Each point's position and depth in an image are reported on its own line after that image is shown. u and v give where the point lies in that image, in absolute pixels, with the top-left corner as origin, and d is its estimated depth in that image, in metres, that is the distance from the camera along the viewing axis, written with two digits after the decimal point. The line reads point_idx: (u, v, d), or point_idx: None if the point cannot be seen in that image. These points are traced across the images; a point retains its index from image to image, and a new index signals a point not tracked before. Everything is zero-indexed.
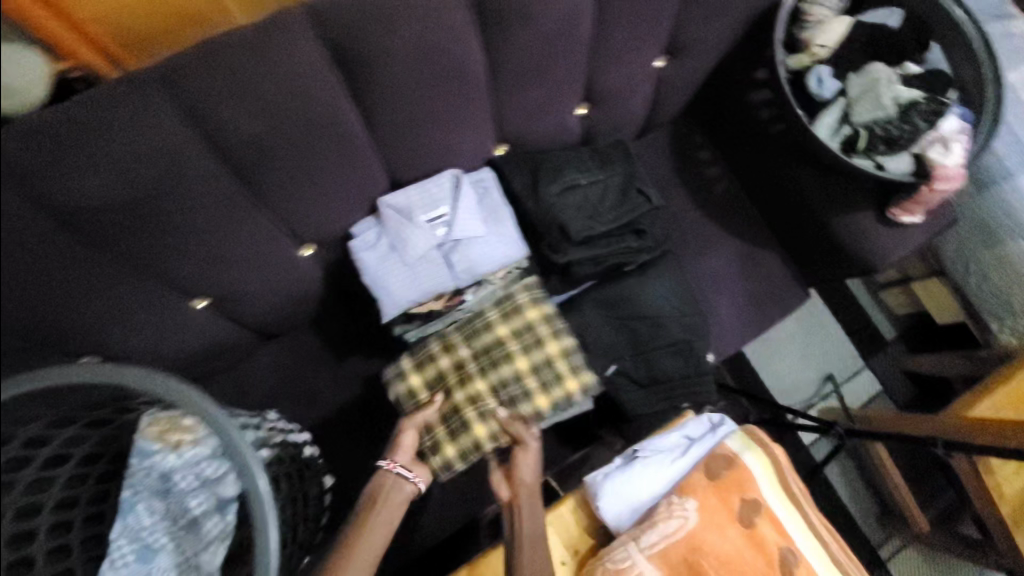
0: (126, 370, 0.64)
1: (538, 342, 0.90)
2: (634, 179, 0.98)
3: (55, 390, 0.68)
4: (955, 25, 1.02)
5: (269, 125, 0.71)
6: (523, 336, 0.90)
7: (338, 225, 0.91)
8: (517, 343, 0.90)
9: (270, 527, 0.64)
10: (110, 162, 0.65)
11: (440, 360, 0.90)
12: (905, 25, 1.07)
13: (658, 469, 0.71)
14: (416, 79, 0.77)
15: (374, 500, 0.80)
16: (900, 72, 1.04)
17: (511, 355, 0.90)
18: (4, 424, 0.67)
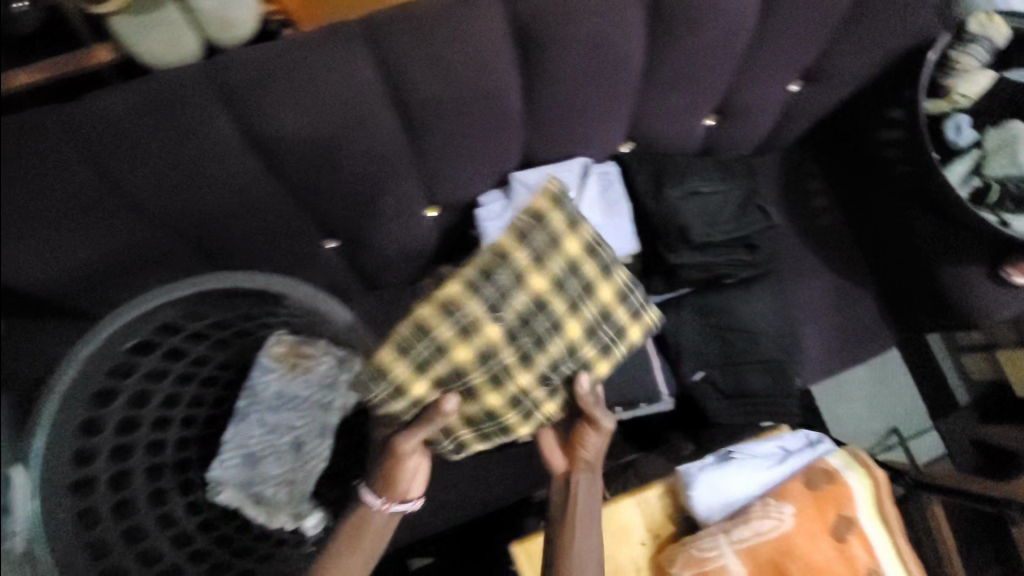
0: (301, 287, 0.73)
1: (586, 292, 0.68)
2: (753, 196, 1.00)
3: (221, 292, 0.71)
4: None
5: (443, 88, 0.76)
6: (564, 290, 0.65)
7: (468, 193, 0.96)
8: (563, 302, 0.65)
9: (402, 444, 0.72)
10: (314, 99, 0.72)
11: (455, 356, 0.61)
12: None
13: (752, 470, 0.73)
14: (580, 66, 0.81)
15: (363, 528, 0.70)
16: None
17: (551, 328, 0.65)
18: (179, 314, 0.70)
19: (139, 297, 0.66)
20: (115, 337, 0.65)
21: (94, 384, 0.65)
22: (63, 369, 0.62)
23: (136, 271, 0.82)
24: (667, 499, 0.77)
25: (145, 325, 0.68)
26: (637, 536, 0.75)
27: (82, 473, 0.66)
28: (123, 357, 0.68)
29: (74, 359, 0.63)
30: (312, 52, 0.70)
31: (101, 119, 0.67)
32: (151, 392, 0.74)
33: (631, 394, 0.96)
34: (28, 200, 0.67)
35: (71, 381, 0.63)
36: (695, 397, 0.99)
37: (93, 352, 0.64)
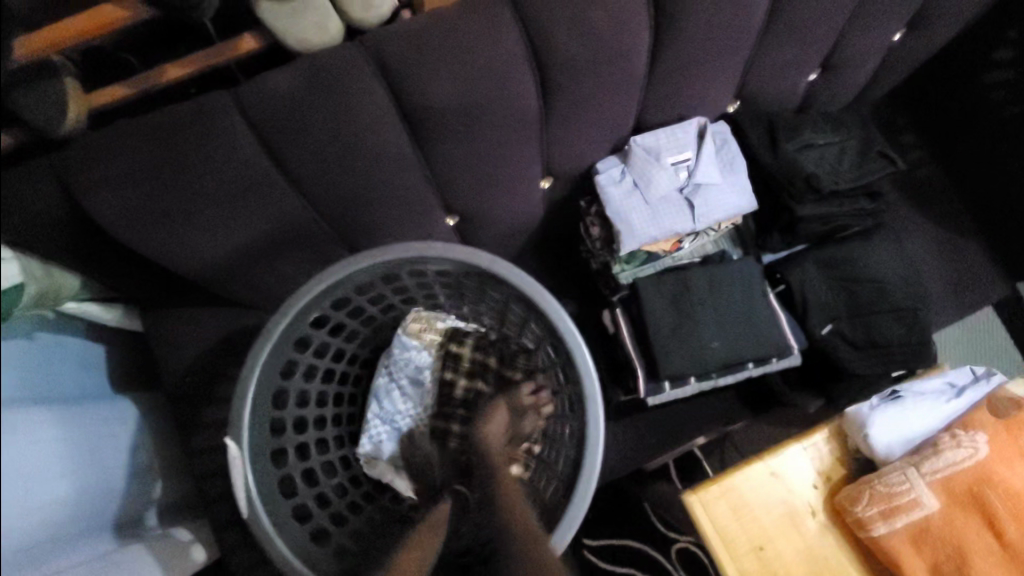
0: (481, 253, 0.74)
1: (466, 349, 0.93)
2: (872, 143, 0.99)
3: (396, 260, 0.74)
4: None
5: (580, 48, 0.78)
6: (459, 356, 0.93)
7: (581, 161, 0.97)
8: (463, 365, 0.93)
9: (598, 423, 0.72)
10: (464, 67, 0.74)
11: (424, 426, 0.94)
12: None
13: (928, 407, 0.72)
14: (706, 20, 0.82)
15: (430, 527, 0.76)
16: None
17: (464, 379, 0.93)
18: (348, 286, 0.74)
19: (306, 283, 0.71)
20: (302, 312, 0.72)
21: (281, 356, 0.73)
22: (261, 343, 0.70)
23: (292, 244, 0.88)
24: (834, 443, 0.77)
25: (321, 302, 0.73)
26: (810, 479, 0.74)
27: (277, 443, 0.75)
28: (306, 328, 0.74)
29: (271, 332, 0.70)
30: (460, 23, 0.73)
31: (274, 99, 0.71)
32: (317, 368, 0.84)
33: (764, 351, 0.95)
34: (204, 180, 0.74)
35: (267, 356, 0.70)
36: (826, 351, 0.98)
37: (282, 331, 0.71)
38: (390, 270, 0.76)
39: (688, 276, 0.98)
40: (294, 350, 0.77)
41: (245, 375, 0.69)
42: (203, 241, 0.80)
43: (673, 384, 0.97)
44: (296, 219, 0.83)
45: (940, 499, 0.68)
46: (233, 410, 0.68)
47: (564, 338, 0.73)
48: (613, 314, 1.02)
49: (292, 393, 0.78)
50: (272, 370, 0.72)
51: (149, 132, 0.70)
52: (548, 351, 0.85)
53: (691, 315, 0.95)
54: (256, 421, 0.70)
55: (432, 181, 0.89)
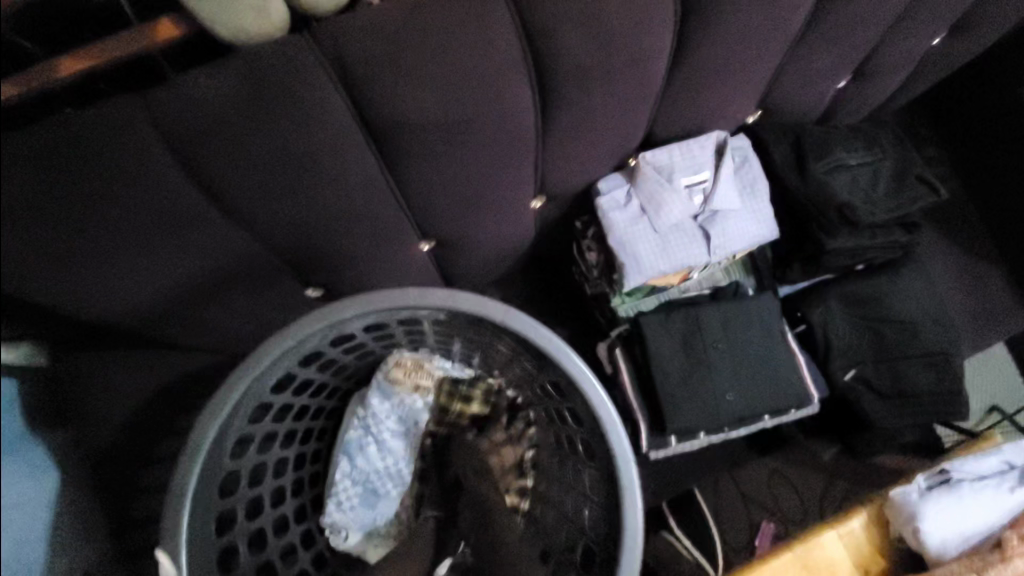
0: (490, 303, 0.57)
1: (465, 394, 0.88)
2: (908, 166, 0.87)
3: (386, 313, 0.59)
4: None
5: (592, 52, 0.63)
6: (454, 398, 0.88)
7: (582, 179, 0.83)
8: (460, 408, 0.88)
9: (634, 533, 0.56)
10: (447, 77, 0.59)
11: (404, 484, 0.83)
12: None
13: (986, 497, 0.61)
14: (739, 23, 0.68)
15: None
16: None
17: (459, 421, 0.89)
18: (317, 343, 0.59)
19: (263, 345, 0.55)
20: (258, 380, 0.57)
21: (228, 435, 0.57)
22: (206, 422, 0.54)
23: (235, 281, 0.72)
24: (873, 530, 0.66)
25: (283, 364, 0.59)
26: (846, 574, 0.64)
27: (226, 540, 0.61)
28: (264, 397, 0.59)
29: (219, 409, 0.54)
30: (441, 17, 0.57)
31: (197, 106, 0.54)
32: (279, 432, 0.70)
33: (781, 401, 0.85)
34: (122, 212, 0.57)
35: (214, 439, 0.55)
36: (849, 399, 0.88)
37: (232, 407, 0.55)
38: (376, 321, 0.62)
39: (699, 313, 0.86)
40: (252, 422, 0.63)
41: (182, 468, 0.53)
42: (128, 282, 0.63)
43: (680, 437, 0.85)
44: (239, 253, 0.68)
45: None
46: (165, 517, 0.53)
47: (600, 419, 0.56)
48: (613, 354, 0.90)
49: (246, 472, 0.64)
50: (217, 453, 0.56)
51: (37, 154, 0.52)
52: (558, 415, 0.73)
53: (702, 360, 0.84)
54: (198, 523, 0.55)
55: (402, 205, 0.74)
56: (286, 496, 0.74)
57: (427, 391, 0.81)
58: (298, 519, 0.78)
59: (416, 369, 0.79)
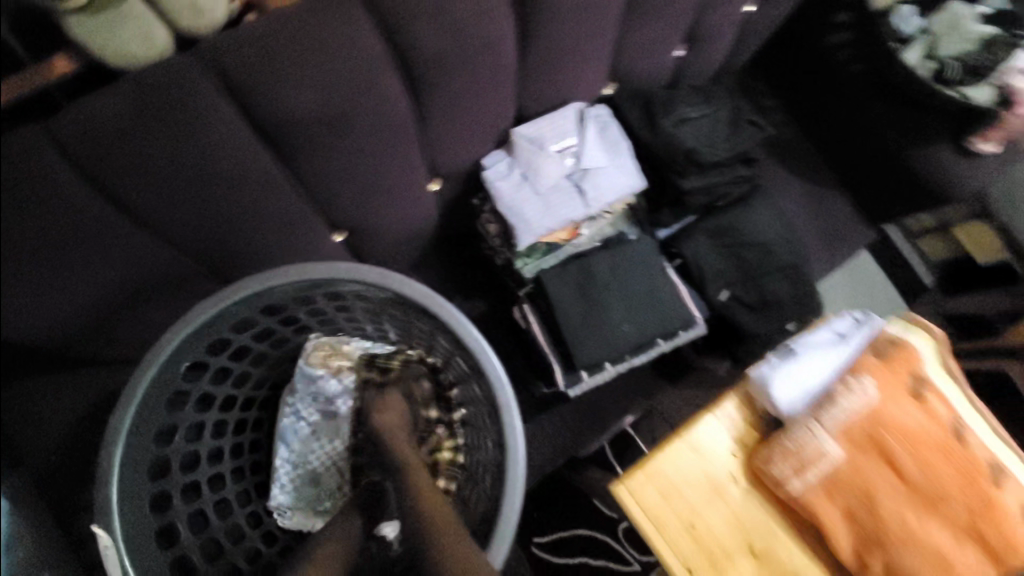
0: (397, 277, 0.67)
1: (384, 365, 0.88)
2: (740, 112, 1.03)
3: (295, 282, 0.65)
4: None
5: (447, 42, 0.73)
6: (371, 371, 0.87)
7: (468, 158, 0.94)
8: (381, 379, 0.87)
9: (518, 446, 0.69)
10: (320, 76, 0.68)
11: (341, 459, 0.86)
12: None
13: (819, 357, 0.75)
14: (570, 3, 0.80)
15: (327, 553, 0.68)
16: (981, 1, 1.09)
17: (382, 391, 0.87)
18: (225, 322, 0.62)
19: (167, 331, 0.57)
20: (168, 366, 0.59)
21: (152, 414, 0.59)
22: (125, 405, 0.56)
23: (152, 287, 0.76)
24: (745, 409, 0.79)
25: (199, 344, 0.61)
26: (725, 445, 0.77)
27: (162, 520, 0.62)
28: (180, 386, 0.62)
29: (133, 399, 0.56)
30: (305, 22, 0.66)
31: (86, 120, 0.60)
32: (204, 423, 0.71)
33: (668, 325, 0.98)
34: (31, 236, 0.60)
35: (133, 420, 0.56)
36: (725, 316, 1.03)
37: (145, 394, 0.58)
38: (290, 292, 0.66)
39: (588, 261, 0.98)
40: (171, 409, 0.64)
41: (106, 451, 0.54)
42: (55, 298, 0.66)
43: (589, 371, 0.97)
44: (151, 256, 0.73)
45: (843, 446, 0.70)
46: (97, 495, 0.55)
47: (472, 353, 0.70)
48: (523, 309, 1.01)
49: (176, 460, 0.65)
50: (143, 436, 0.59)
51: None
52: (458, 363, 0.79)
53: (597, 300, 0.96)
54: (130, 498, 0.57)
55: (307, 198, 0.82)
56: (226, 482, 0.76)
57: (350, 370, 0.85)
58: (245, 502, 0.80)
59: (335, 352, 0.84)
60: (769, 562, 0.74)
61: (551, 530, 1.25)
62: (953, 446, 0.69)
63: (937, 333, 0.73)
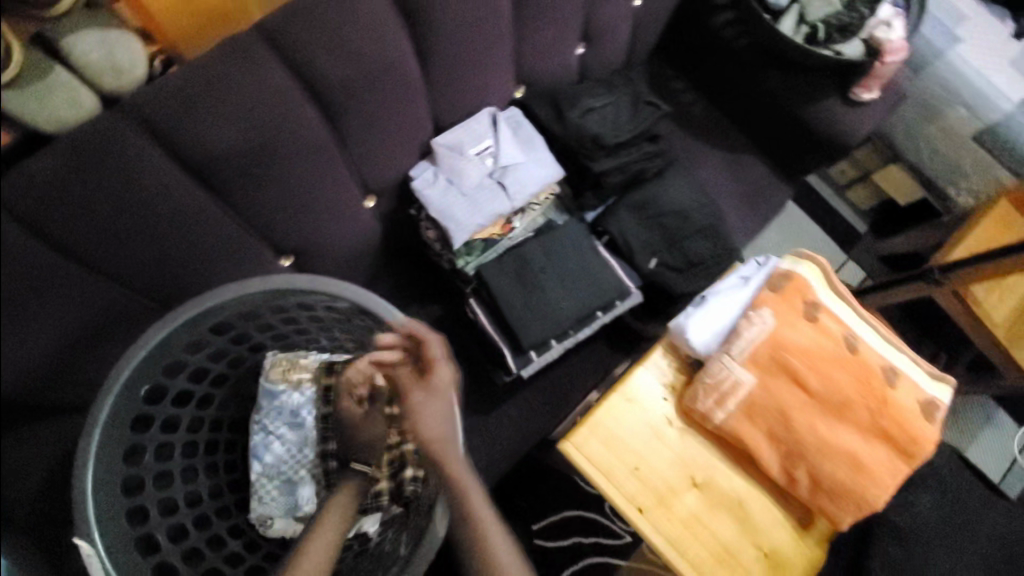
0: (337, 285, 0.75)
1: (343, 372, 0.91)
2: (640, 96, 1.13)
3: (240, 304, 0.72)
4: None
5: (349, 70, 0.82)
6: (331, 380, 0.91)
7: (396, 174, 1.02)
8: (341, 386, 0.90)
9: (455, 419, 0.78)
10: (235, 116, 0.76)
11: (314, 467, 0.92)
12: None
13: (726, 298, 0.82)
14: (458, 20, 0.89)
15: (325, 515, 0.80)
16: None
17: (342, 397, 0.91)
18: (176, 349, 0.70)
19: (121, 361, 0.65)
20: (127, 391, 0.67)
21: (117, 437, 0.67)
22: (94, 428, 0.64)
23: (107, 331, 0.80)
24: (671, 357, 0.87)
25: (153, 369, 0.69)
26: (657, 393, 0.85)
27: (141, 531, 0.71)
28: (142, 407, 0.69)
29: (98, 421, 0.64)
30: (217, 69, 0.73)
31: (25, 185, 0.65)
32: (173, 443, 0.79)
33: (604, 298, 1.06)
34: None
35: (99, 444, 0.64)
36: (658, 282, 1.11)
37: (108, 418, 0.65)
38: (239, 311, 0.74)
39: (523, 250, 1.06)
40: (135, 433, 0.72)
41: (78, 473, 0.62)
42: (23, 349, 0.70)
43: (537, 351, 1.05)
44: (107, 299, 0.78)
45: (754, 373, 0.78)
46: (75, 511, 0.63)
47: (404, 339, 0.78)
48: (469, 304, 1.07)
49: (148, 478, 0.73)
50: (111, 452, 0.66)
51: None
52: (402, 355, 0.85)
53: (534, 284, 1.04)
54: (106, 511, 0.65)
55: (248, 230, 0.88)
56: (202, 498, 0.83)
57: (311, 381, 0.91)
58: (224, 516, 0.87)
59: (293, 367, 0.91)
60: (711, 490, 0.81)
61: (542, 516, 1.27)
62: (848, 357, 0.77)
63: (819, 260, 0.81)
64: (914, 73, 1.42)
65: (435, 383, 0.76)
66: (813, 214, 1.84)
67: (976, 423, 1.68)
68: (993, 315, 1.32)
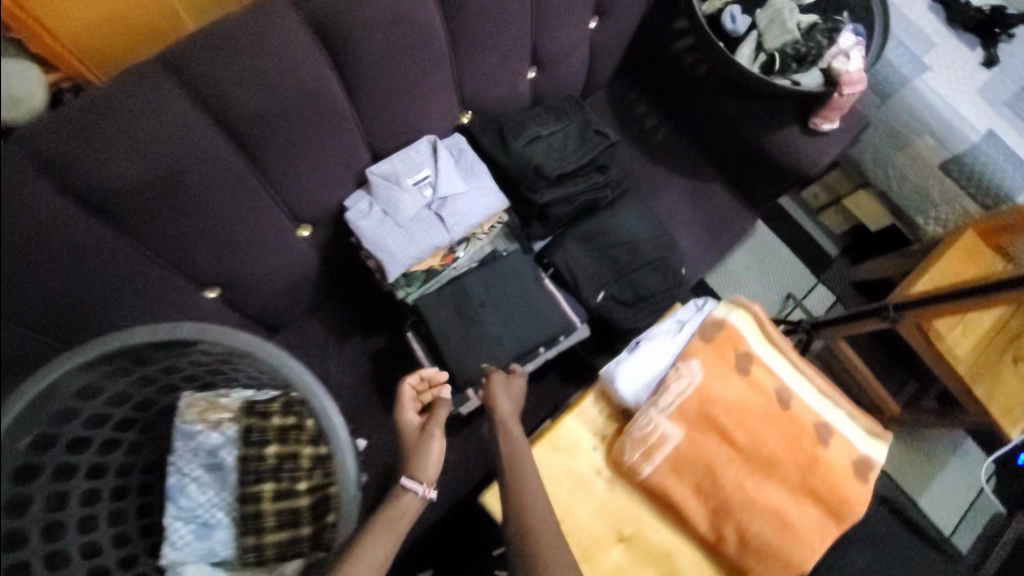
0: (267, 347, 0.70)
1: (263, 415, 0.89)
2: (590, 124, 1.10)
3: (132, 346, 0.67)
4: None
5: (262, 102, 0.78)
6: (249, 422, 0.88)
7: (330, 204, 0.99)
8: (262, 429, 0.89)
9: (350, 467, 0.71)
10: (133, 149, 0.71)
11: (233, 511, 0.87)
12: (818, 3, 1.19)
13: (659, 346, 0.80)
14: (387, 48, 0.86)
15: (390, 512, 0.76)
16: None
17: (261, 440, 0.88)
18: (60, 399, 0.65)
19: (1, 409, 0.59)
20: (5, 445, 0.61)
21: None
22: None
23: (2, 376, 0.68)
24: (604, 405, 0.83)
25: (36, 420, 0.64)
26: (587, 442, 0.81)
27: None
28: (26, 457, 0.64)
29: None
30: (116, 100, 0.69)
31: None
32: (67, 492, 0.74)
33: (548, 333, 1.03)
34: None
35: None
36: (605, 316, 1.07)
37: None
38: (132, 353, 0.69)
39: (464, 282, 1.03)
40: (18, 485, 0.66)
41: None
42: None
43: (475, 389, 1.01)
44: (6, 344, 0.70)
45: (681, 427, 0.75)
46: None
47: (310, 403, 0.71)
48: (408, 337, 1.05)
49: (34, 531, 0.68)
50: None
51: None
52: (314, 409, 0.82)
53: (474, 318, 1.01)
54: None
55: (162, 265, 0.85)
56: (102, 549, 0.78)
57: (231, 421, 0.88)
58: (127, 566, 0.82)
59: (212, 406, 0.88)
60: (639, 544, 0.77)
61: None
62: (777, 411, 0.75)
63: (753, 309, 0.79)
64: (881, 100, 1.39)
65: (515, 380, 0.94)
66: (786, 237, 1.81)
67: (943, 453, 1.65)
68: (956, 349, 1.30)
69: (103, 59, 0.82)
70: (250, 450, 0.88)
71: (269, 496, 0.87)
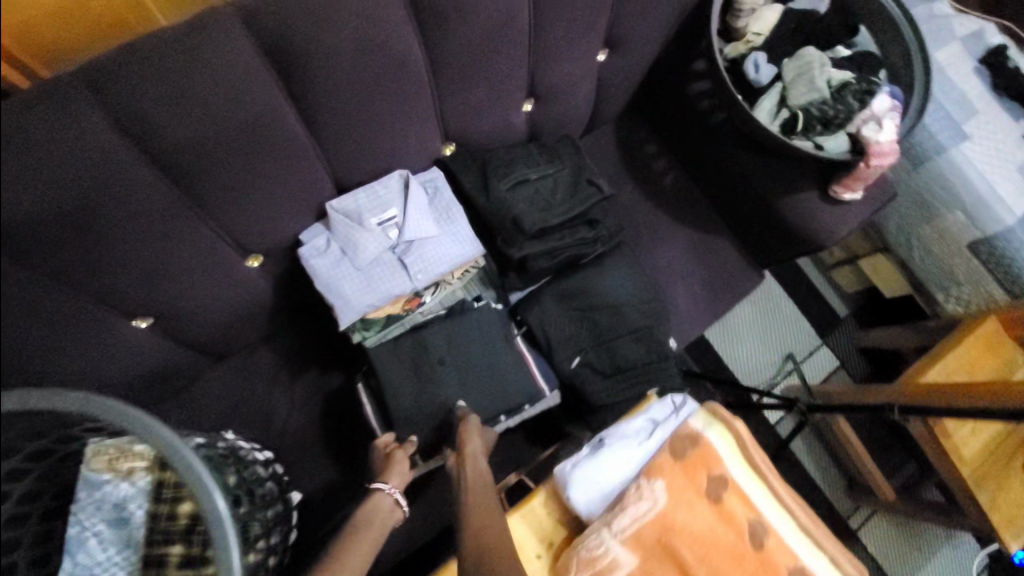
0: (156, 429, 0.57)
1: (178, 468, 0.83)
2: (584, 171, 1.00)
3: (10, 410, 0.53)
4: (901, 37, 1.05)
5: (200, 129, 0.69)
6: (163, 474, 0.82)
7: (285, 235, 0.89)
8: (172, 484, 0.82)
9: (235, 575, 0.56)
10: (35, 172, 0.61)
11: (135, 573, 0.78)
12: (855, 53, 1.08)
13: (622, 452, 0.76)
14: (356, 74, 0.76)
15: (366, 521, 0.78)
16: (852, 48, 1.10)
17: (174, 497, 0.81)
18: None
19: None
20: None
21: None
22: None
23: None
24: (552, 504, 0.79)
25: None
26: (532, 547, 0.77)
27: None
28: None
29: None
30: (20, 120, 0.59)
31: None
32: None
33: (511, 402, 0.93)
34: None
35: None
36: (578, 385, 0.98)
37: None
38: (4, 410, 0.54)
39: (423, 334, 0.93)
40: None
41: None
42: None
43: (423, 455, 0.92)
44: None
45: (635, 554, 0.71)
46: None
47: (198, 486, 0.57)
48: (357, 388, 0.96)
49: None
50: None
51: None
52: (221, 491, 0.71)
53: (431, 377, 0.91)
54: None
55: (78, 293, 0.74)
56: None
57: (146, 470, 0.82)
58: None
59: (123, 455, 0.80)
60: None
61: None
62: (743, 547, 0.71)
63: (734, 428, 0.76)
64: (912, 166, 1.27)
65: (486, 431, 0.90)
66: (794, 293, 1.69)
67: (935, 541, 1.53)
68: (962, 449, 1.19)
69: (48, 52, 0.70)
70: (161, 508, 0.81)
71: (176, 561, 0.78)
